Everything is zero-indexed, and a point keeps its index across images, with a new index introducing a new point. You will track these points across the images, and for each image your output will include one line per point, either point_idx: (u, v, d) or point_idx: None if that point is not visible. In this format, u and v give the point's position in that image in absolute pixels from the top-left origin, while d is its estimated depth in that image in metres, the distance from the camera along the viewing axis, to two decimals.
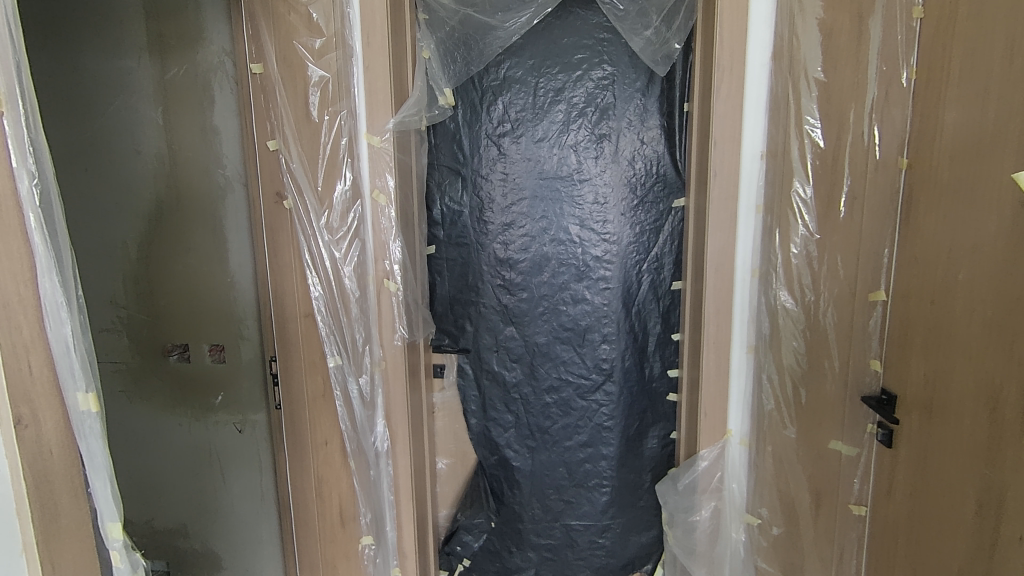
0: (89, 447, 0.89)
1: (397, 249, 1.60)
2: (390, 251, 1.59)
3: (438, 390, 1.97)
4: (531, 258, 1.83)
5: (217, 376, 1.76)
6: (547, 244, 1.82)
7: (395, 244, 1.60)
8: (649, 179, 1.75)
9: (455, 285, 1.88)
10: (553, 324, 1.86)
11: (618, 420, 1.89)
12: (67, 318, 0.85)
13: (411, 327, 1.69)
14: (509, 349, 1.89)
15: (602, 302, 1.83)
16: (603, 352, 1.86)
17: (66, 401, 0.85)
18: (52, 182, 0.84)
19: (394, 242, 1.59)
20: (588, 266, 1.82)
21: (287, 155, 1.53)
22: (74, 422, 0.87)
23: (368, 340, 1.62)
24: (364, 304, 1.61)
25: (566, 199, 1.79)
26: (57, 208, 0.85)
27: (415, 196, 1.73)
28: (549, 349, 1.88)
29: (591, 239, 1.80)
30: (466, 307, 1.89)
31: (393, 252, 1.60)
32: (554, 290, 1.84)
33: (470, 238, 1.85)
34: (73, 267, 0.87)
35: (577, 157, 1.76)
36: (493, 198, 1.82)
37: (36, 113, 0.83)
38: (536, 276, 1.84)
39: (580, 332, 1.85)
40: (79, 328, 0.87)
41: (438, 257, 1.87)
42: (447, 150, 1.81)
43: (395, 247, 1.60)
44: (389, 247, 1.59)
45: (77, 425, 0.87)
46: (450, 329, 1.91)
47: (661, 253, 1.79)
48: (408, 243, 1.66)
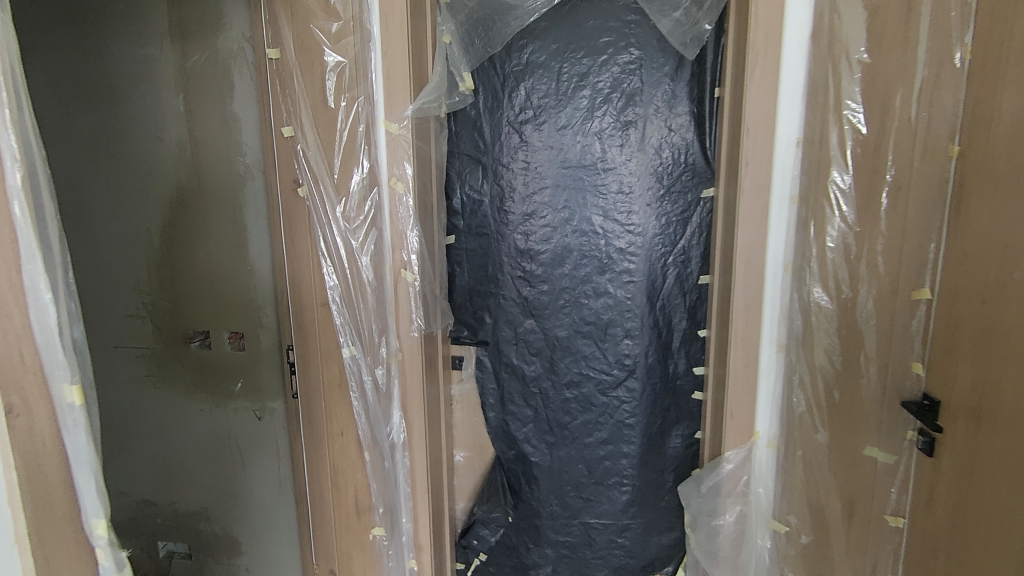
0: (74, 438, 0.87)
1: (413, 238, 1.57)
2: (407, 240, 1.57)
3: (457, 381, 1.94)
4: (553, 250, 1.78)
5: (236, 363, 1.76)
6: (569, 235, 1.77)
7: (411, 233, 1.57)
8: (677, 168, 1.68)
9: (474, 276, 1.84)
10: (574, 317, 1.81)
11: (640, 418, 1.83)
12: (50, 305, 0.83)
13: (427, 318, 1.66)
14: (528, 343, 1.85)
15: (625, 296, 1.77)
16: (625, 347, 1.80)
17: (51, 390, 0.84)
18: (40, 169, 0.84)
19: (411, 232, 1.57)
20: (611, 258, 1.76)
21: (303, 142, 1.51)
22: (60, 412, 0.86)
23: (383, 330, 1.60)
24: (380, 293, 1.59)
25: (590, 189, 1.73)
26: (44, 194, 0.84)
27: (434, 185, 1.70)
28: (569, 343, 1.83)
29: (614, 230, 1.74)
30: (484, 299, 1.85)
31: (410, 241, 1.57)
32: (575, 283, 1.79)
33: (490, 228, 1.81)
34: (60, 253, 0.86)
35: (602, 145, 1.70)
36: (514, 187, 1.77)
37: (24, 99, 0.82)
38: (557, 268, 1.79)
39: (602, 326, 1.80)
40: (64, 318, 0.85)
41: (457, 247, 1.84)
42: (468, 137, 1.76)
43: (411, 236, 1.57)
44: (405, 236, 1.57)
45: (63, 413, 0.86)
46: (468, 321, 1.88)
47: (688, 245, 1.72)
48: (425, 232, 1.63)
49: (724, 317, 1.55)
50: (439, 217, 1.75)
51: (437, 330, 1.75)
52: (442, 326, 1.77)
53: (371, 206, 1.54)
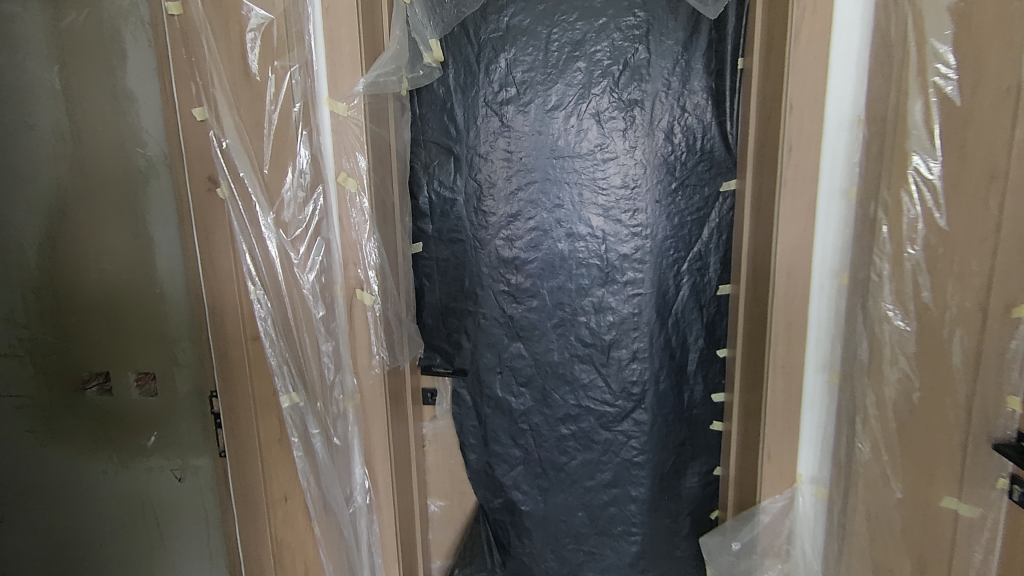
0: None
1: (370, 249, 1.24)
2: (364, 252, 1.24)
3: (428, 420, 1.62)
4: (543, 258, 1.48)
5: (148, 412, 1.39)
6: (562, 240, 1.46)
7: (369, 243, 1.24)
8: (692, 157, 1.39)
9: (447, 292, 1.52)
10: (569, 339, 1.51)
11: (651, 455, 1.54)
12: None
13: (391, 351, 1.32)
14: (515, 370, 1.54)
15: (630, 312, 1.47)
16: (631, 374, 1.50)
17: None
18: None
19: (368, 242, 1.24)
20: (614, 267, 1.46)
21: (217, 129, 1.12)
22: None
23: (338, 367, 1.26)
24: (331, 321, 1.24)
25: (586, 183, 1.43)
26: None
27: (396, 182, 1.37)
28: (564, 369, 1.53)
29: (617, 234, 1.44)
30: (460, 319, 1.53)
31: (367, 254, 1.24)
32: (571, 297, 1.49)
33: (465, 232, 1.49)
34: None
35: (600, 130, 1.40)
36: (494, 183, 1.45)
37: None
38: (548, 280, 1.49)
39: (603, 349, 1.50)
40: None
41: (425, 257, 1.51)
42: (435, 122, 1.43)
43: (370, 246, 1.24)
44: (364, 247, 1.23)
45: None
46: (441, 345, 1.55)
47: (705, 249, 1.43)
48: (385, 241, 1.30)
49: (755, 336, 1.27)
50: (403, 221, 1.42)
51: (405, 362, 1.43)
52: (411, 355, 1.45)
53: (312, 210, 1.19)
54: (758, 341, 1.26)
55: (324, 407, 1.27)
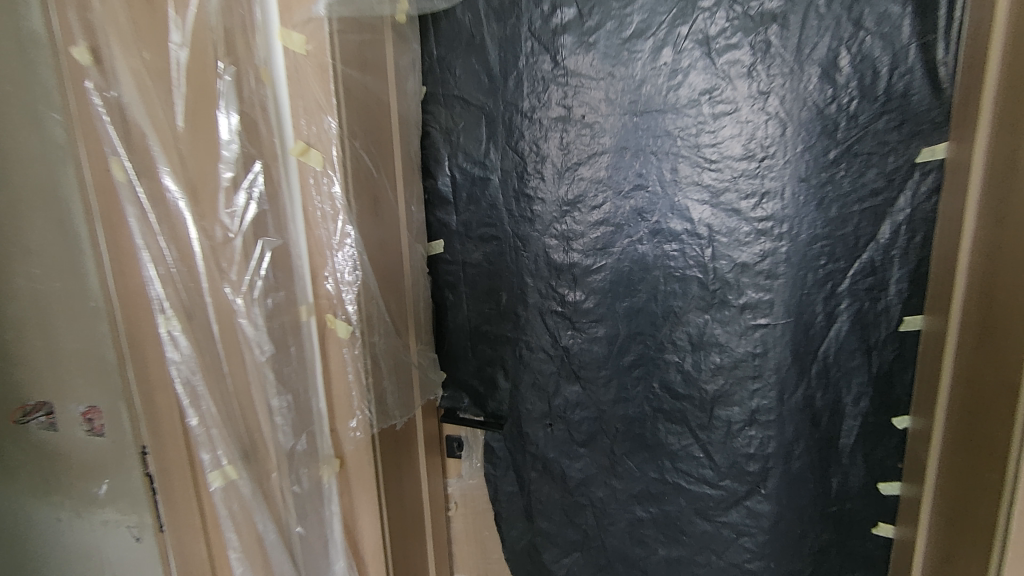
0: None
1: (345, 259, 0.85)
2: (334, 262, 0.85)
3: (455, 475, 1.22)
4: (614, 266, 1.00)
5: (43, 456, 0.92)
6: (644, 241, 0.97)
7: (344, 249, 0.84)
8: (866, 106, 0.83)
9: (478, 310, 1.10)
10: (649, 385, 1.02)
11: (772, 562, 1.03)
12: None
13: (382, 404, 0.91)
14: (571, 422, 1.08)
15: (748, 352, 0.96)
16: (743, 443, 0.99)
17: None
18: None
19: (341, 247, 0.84)
20: (724, 284, 0.94)
21: (97, 76, 0.70)
22: None
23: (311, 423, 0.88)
24: (297, 361, 0.86)
25: (684, 153, 0.92)
26: None
27: (398, 157, 0.96)
28: (641, 427, 1.05)
29: (730, 232, 0.93)
30: (494, 348, 1.10)
31: (339, 265, 0.85)
32: (655, 325, 1.00)
33: (501, 226, 1.05)
34: None
35: (709, 66, 0.88)
36: (543, 155, 0.99)
37: None
38: (620, 298, 1.01)
39: (702, 404, 1.00)
40: None
41: (448, 261, 1.10)
42: (461, 68, 1.00)
43: (347, 254, 0.85)
44: (336, 253, 0.84)
45: None
46: (470, 383, 1.14)
47: (882, 258, 0.88)
48: (371, 248, 0.88)
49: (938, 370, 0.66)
50: (412, 213, 1.02)
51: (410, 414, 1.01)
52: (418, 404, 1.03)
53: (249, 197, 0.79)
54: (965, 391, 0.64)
55: (277, 488, 0.86)
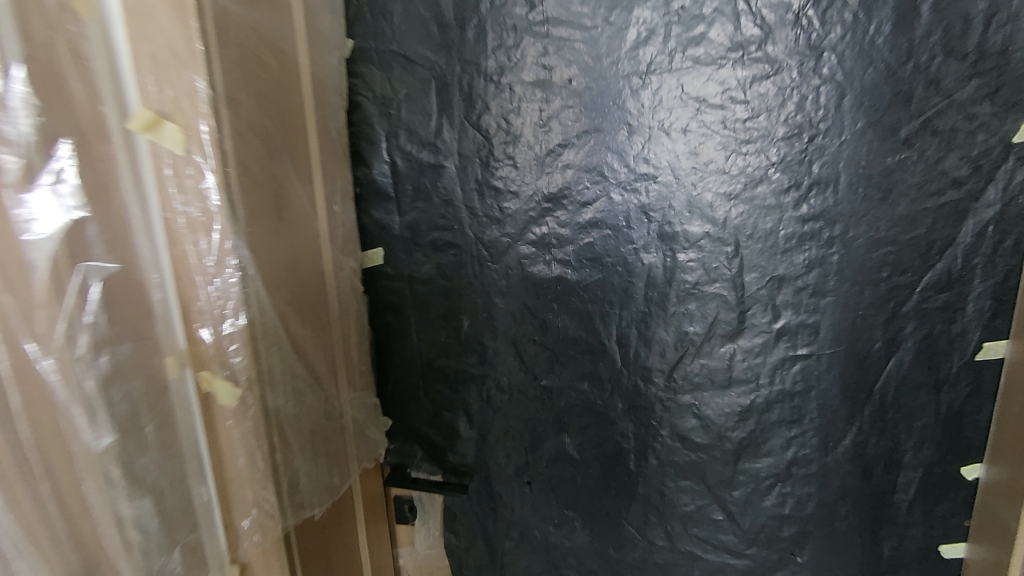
0: None
1: (220, 295, 0.57)
2: (204, 298, 0.56)
3: (406, 545, 0.96)
4: (611, 281, 0.76)
5: None
6: (651, 249, 0.73)
7: (216, 282, 0.56)
8: (954, 66, 0.62)
9: (431, 339, 0.85)
10: (656, 432, 0.80)
11: None
12: None
13: (285, 492, 0.65)
14: (553, 476, 0.86)
15: (785, 390, 0.74)
16: (775, 501, 0.78)
17: None
18: None
19: (210, 278, 0.56)
20: (756, 304, 0.72)
21: None
22: None
23: (193, 531, 0.58)
24: (172, 440, 0.56)
25: (706, 131, 0.69)
26: None
27: (313, 137, 0.69)
28: (644, 484, 0.82)
29: (766, 236, 0.70)
30: (454, 388, 0.86)
31: (212, 302, 0.56)
32: (664, 358, 0.76)
33: (461, 231, 0.79)
34: None
35: (743, 11, 0.65)
36: (516, 134, 0.75)
37: None
38: (617, 323, 0.77)
39: (724, 454, 0.78)
40: None
41: (390, 278, 0.84)
42: (402, 15, 0.74)
43: (224, 287, 0.57)
44: (201, 288, 0.56)
45: None
46: (423, 431, 0.89)
47: (962, 269, 0.67)
48: (264, 275, 0.61)
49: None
50: (343, 215, 0.76)
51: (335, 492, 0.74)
52: (349, 479, 0.76)
53: (48, 194, 0.44)
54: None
55: None
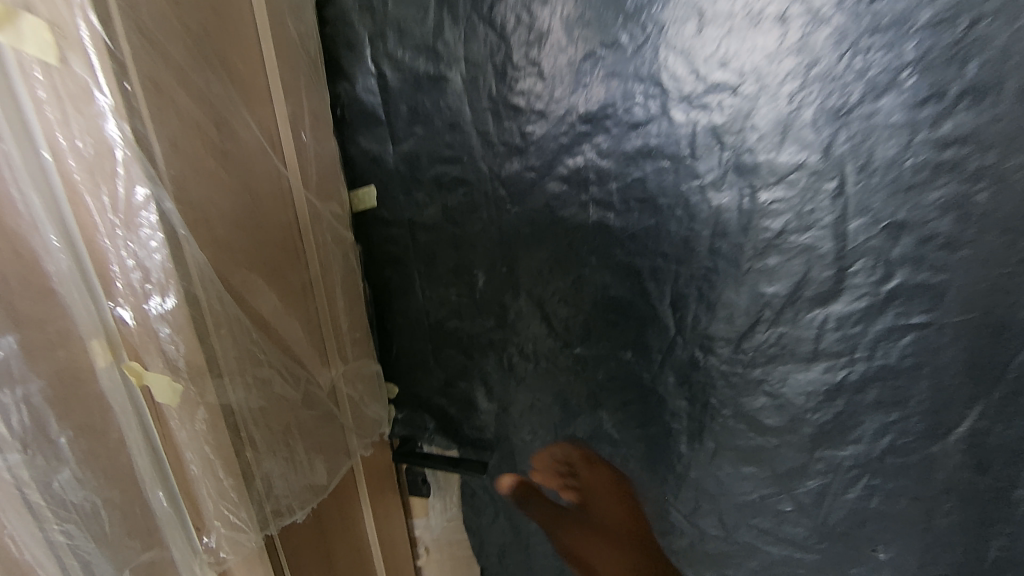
0: None
1: (137, 264, 0.41)
2: (117, 270, 0.41)
3: (422, 518, 0.87)
4: (667, 227, 0.59)
5: None
6: (729, 180, 0.56)
7: (131, 248, 0.41)
8: None
9: (440, 298, 0.70)
10: (716, 411, 0.65)
11: None
12: None
13: (259, 502, 0.52)
14: (587, 455, 0.73)
15: (889, 366, 0.58)
16: (859, 494, 0.64)
17: None
18: None
19: (121, 242, 0.41)
20: (862, 258, 0.55)
21: None
22: None
23: (150, 551, 0.47)
24: (111, 446, 0.44)
25: (814, 18, 0.50)
26: None
27: (264, 41, 0.51)
28: (696, 469, 0.69)
29: (886, 167, 0.52)
30: (469, 354, 0.72)
31: (129, 275, 0.41)
32: (732, 326, 0.61)
33: (472, 164, 0.62)
34: None
35: None
36: (544, 31, 0.56)
37: None
38: (672, 283, 0.61)
39: (798, 439, 0.64)
40: None
41: (386, 224, 0.68)
42: None
43: (142, 255, 0.41)
44: (109, 257, 0.41)
45: None
46: (434, 402, 0.76)
47: None
48: (203, 233, 0.45)
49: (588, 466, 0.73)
50: (317, 147, 0.59)
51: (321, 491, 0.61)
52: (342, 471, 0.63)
53: None
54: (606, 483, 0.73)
55: None
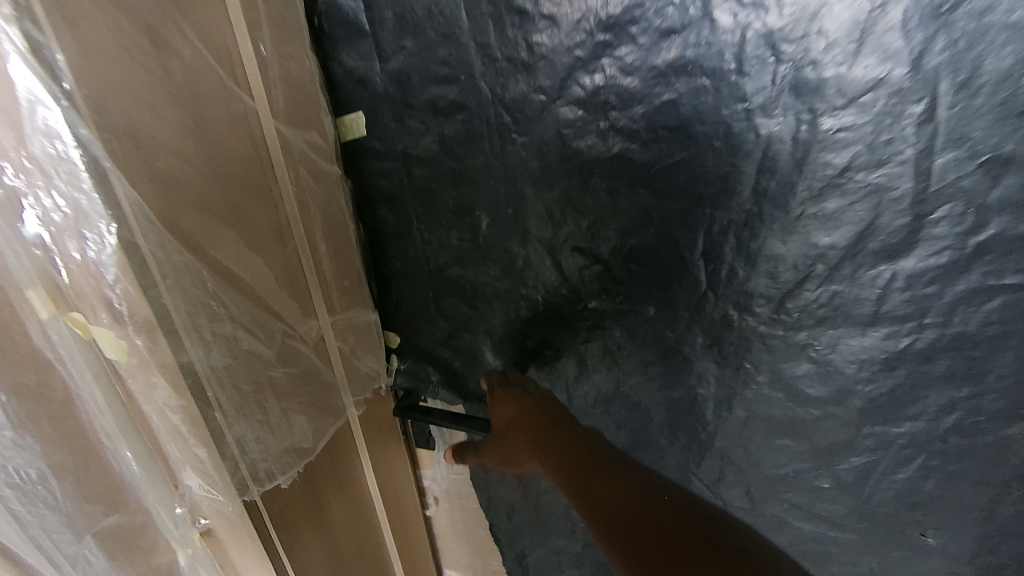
0: None
1: (55, 206, 0.35)
2: (32, 209, 0.35)
3: (430, 469, 0.84)
4: (703, 162, 0.49)
5: None
6: (781, 104, 0.45)
7: (47, 183, 0.35)
8: None
9: (440, 243, 0.62)
10: (750, 377, 0.57)
11: None
12: None
13: (235, 468, 0.46)
14: (601, 418, 0.67)
15: (965, 335, 0.48)
16: (911, 476, 0.56)
17: None
18: None
19: (33, 177, 0.34)
20: (948, 203, 0.45)
21: None
22: None
23: (114, 514, 0.45)
24: (57, 405, 0.40)
25: None
26: None
27: None
28: (722, 437, 0.62)
29: (995, 84, 0.41)
30: (473, 305, 0.65)
31: (49, 217, 0.35)
32: (775, 282, 0.52)
33: (471, 85, 0.52)
34: None
35: None
36: None
37: None
38: (705, 230, 0.52)
39: (844, 412, 0.56)
40: None
41: (379, 157, 0.59)
42: None
43: (61, 194, 0.35)
44: (19, 196, 0.34)
45: None
46: (437, 354, 0.70)
47: None
48: (142, 167, 0.38)
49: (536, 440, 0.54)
50: (289, 65, 0.50)
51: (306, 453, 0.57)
52: (328, 429, 0.59)
53: None
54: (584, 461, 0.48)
55: None
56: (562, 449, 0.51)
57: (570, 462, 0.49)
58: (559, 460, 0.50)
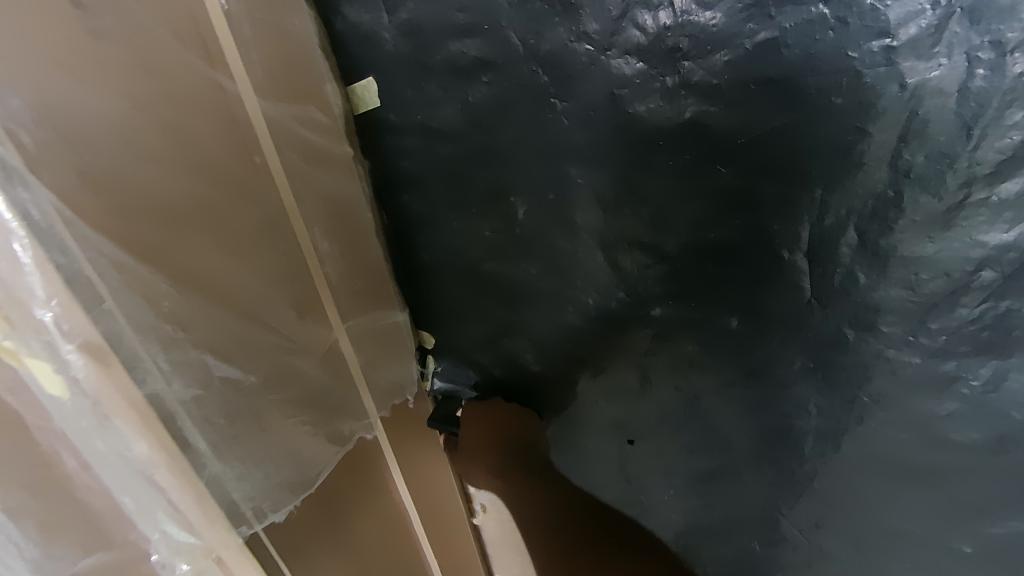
0: None
1: None
2: None
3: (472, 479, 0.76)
4: (822, 122, 0.37)
5: None
6: (957, 20, 0.33)
7: None
8: None
9: (471, 234, 0.51)
10: (867, 414, 0.44)
11: None
12: None
13: (224, 504, 0.40)
14: (667, 451, 0.54)
15: None
16: None
17: None
18: None
19: None
20: None
21: None
22: None
23: None
24: None
25: None
26: None
27: None
28: (825, 480, 0.48)
29: None
30: (510, 307, 0.54)
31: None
32: (916, 294, 0.39)
33: (498, 37, 0.41)
34: None
35: None
36: None
37: None
38: (813, 219, 0.40)
39: (1000, 466, 0.42)
40: None
41: (396, 133, 0.48)
42: None
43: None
44: None
45: None
46: (473, 360, 0.60)
47: None
48: (72, 160, 0.30)
49: (502, 471, 0.61)
50: (276, 27, 0.41)
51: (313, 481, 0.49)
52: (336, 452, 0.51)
53: None
54: (550, 513, 0.57)
55: None
56: (528, 498, 0.58)
57: (529, 499, 0.58)
58: (531, 515, 0.58)
